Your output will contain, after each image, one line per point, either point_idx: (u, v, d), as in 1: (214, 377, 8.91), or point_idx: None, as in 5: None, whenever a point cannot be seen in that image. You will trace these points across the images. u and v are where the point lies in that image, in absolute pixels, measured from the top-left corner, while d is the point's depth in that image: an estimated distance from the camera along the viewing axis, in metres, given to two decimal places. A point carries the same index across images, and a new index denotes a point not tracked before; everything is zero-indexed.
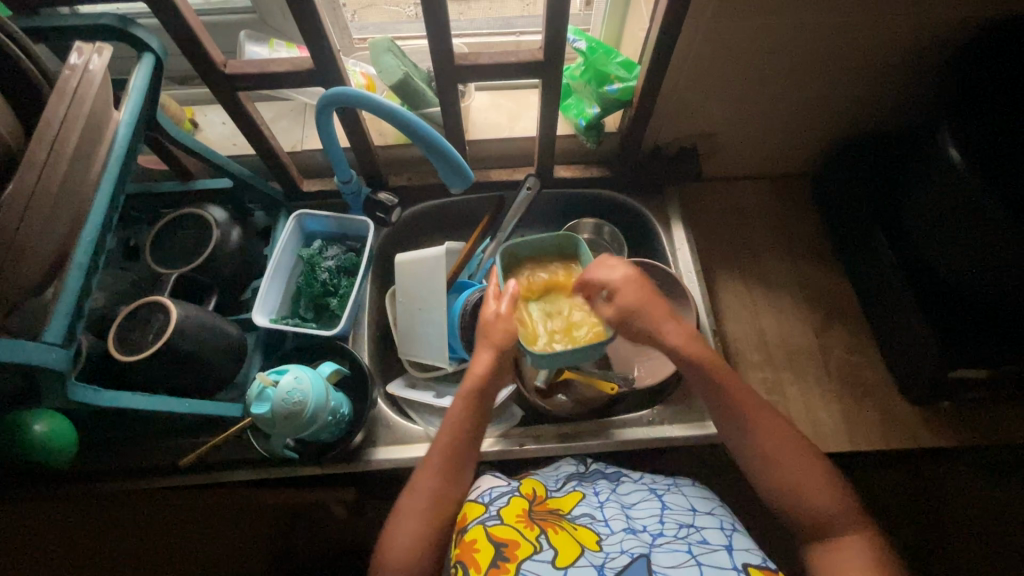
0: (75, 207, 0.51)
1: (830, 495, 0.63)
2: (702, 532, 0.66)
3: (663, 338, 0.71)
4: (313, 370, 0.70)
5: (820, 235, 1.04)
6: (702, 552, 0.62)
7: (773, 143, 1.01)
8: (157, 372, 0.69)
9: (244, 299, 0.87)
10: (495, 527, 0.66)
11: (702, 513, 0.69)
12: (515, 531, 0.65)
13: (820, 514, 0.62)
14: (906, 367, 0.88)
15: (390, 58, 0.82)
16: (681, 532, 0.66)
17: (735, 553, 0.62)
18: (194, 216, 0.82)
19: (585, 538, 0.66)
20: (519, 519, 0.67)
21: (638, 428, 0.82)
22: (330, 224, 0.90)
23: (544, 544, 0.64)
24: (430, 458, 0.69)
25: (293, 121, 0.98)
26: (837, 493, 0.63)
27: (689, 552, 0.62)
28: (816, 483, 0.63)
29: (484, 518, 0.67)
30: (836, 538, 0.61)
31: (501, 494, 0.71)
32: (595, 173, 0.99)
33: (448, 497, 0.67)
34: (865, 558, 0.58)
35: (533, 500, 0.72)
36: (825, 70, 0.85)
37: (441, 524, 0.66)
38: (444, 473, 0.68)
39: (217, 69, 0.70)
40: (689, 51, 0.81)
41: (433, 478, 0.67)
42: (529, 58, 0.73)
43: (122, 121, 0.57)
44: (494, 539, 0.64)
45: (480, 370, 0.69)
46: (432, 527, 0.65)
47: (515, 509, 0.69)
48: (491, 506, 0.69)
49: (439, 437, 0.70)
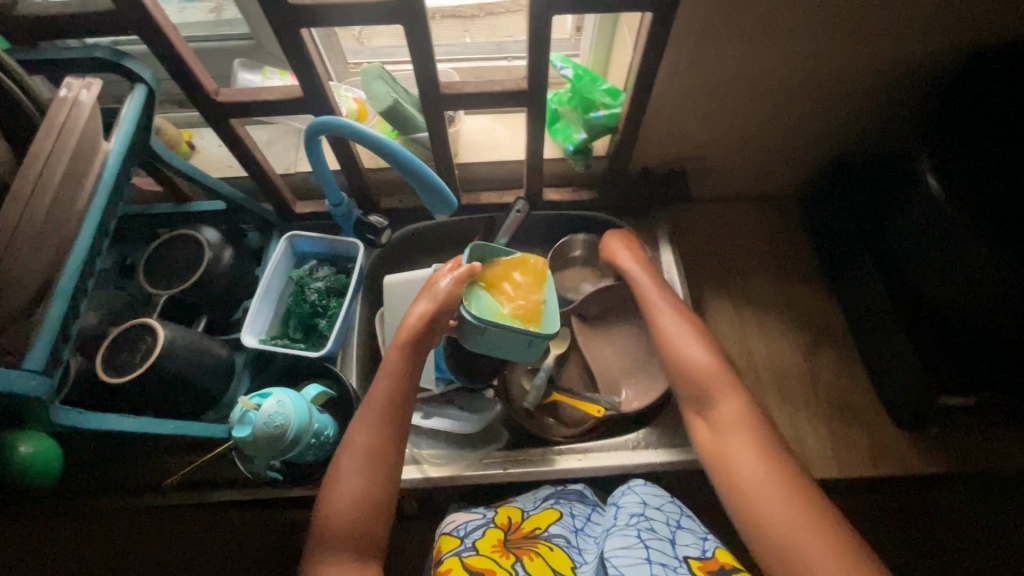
0: (61, 236, 0.52)
1: (708, 371, 0.70)
2: (651, 521, 0.66)
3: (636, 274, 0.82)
4: (296, 393, 0.71)
5: (810, 257, 1.05)
6: (650, 538, 0.63)
7: (760, 165, 1.01)
8: (144, 393, 0.69)
9: (234, 319, 0.88)
10: (470, 557, 0.66)
11: (652, 506, 0.69)
12: (492, 560, 0.65)
13: (698, 391, 0.69)
14: (893, 391, 0.87)
15: (380, 84, 0.83)
16: (631, 520, 0.67)
17: (677, 546, 0.63)
18: (186, 238, 0.83)
19: (560, 559, 0.67)
20: (496, 549, 0.67)
21: (623, 452, 0.82)
22: (320, 245, 0.91)
23: (520, 571, 0.64)
24: (364, 414, 0.68)
25: (287, 144, 1.00)
26: (714, 368, 0.70)
27: (638, 536, 0.63)
28: (699, 363, 0.70)
29: (459, 551, 0.67)
30: (713, 411, 0.68)
31: (476, 527, 0.72)
32: (585, 196, 1.00)
33: (387, 448, 0.66)
34: (741, 423, 0.65)
35: (509, 529, 0.72)
36: (808, 96, 0.87)
37: (382, 478, 0.65)
38: (380, 427, 0.67)
39: (209, 97, 0.72)
40: (673, 78, 0.82)
41: (370, 432, 0.66)
42: (513, 87, 0.75)
43: (111, 151, 0.59)
44: (470, 568, 0.63)
45: (415, 320, 0.71)
46: (373, 482, 0.64)
47: (490, 540, 0.69)
48: (466, 539, 0.70)
49: (374, 392, 0.69)
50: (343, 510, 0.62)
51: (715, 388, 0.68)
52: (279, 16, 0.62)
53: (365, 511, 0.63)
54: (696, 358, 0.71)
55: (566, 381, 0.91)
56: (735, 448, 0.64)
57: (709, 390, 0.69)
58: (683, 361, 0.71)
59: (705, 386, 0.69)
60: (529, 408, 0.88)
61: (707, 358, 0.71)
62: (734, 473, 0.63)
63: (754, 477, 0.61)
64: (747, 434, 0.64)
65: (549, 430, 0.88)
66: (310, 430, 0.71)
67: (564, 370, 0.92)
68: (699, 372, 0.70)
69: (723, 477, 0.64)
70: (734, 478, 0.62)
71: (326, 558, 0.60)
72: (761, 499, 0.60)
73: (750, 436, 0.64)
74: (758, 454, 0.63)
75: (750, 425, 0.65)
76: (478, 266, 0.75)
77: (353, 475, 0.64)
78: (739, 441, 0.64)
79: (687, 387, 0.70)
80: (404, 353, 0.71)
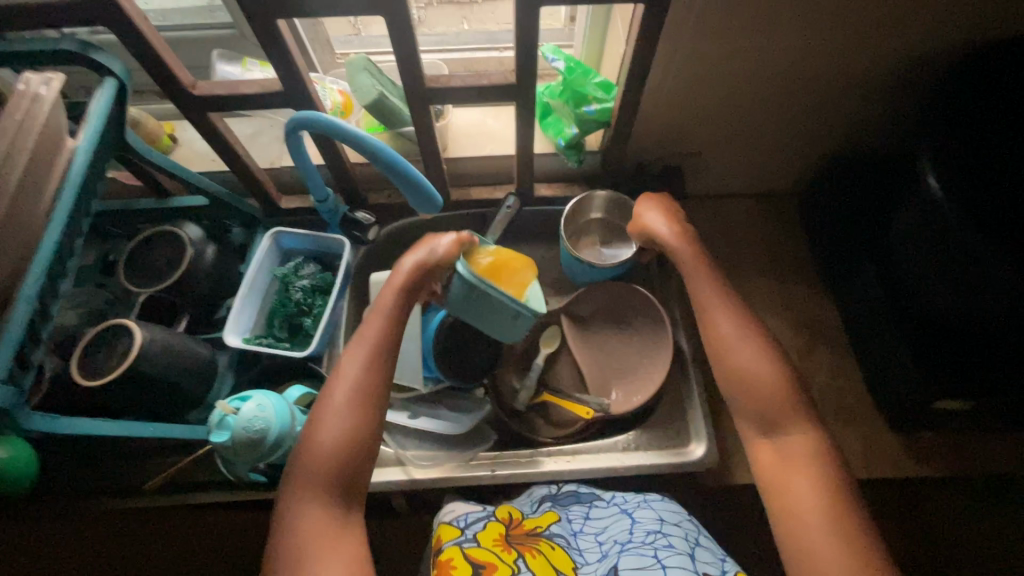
0: (21, 240, 0.51)
1: (778, 393, 0.65)
2: (669, 537, 0.66)
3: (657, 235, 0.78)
4: (276, 395, 0.69)
5: (807, 255, 1.03)
6: (667, 555, 0.62)
7: (757, 161, 0.99)
8: (121, 395, 0.68)
9: (218, 317, 0.86)
10: (471, 548, 0.64)
11: (669, 523, 0.68)
12: (492, 553, 0.63)
13: (765, 413, 0.65)
14: (887, 392, 0.86)
15: (366, 76, 0.80)
16: (648, 538, 0.66)
17: (697, 561, 0.62)
18: (167, 234, 0.81)
19: (561, 560, 0.65)
20: (496, 543, 0.65)
21: (615, 453, 0.81)
22: (305, 242, 0.89)
23: (522, 567, 0.62)
24: (353, 353, 0.65)
25: (272, 138, 0.98)
26: (781, 392, 0.65)
27: (654, 556, 0.62)
28: (764, 387, 0.66)
29: (460, 541, 0.65)
30: (780, 440, 0.64)
31: (477, 519, 0.70)
32: (577, 191, 0.98)
33: (374, 396, 0.63)
34: (808, 460, 0.62)
35: (510, 524, 0.70)
36: (807, 90, 0.84)
37: (366, 421, 0.62)
38: (369, 366, 0.64)
39: (185, 90, 0.69)
40: (666, 72, 0.80)
41: (358, 370, 0.64)
42: (501, 82, 0.72)
43: (78, 149, 0.57)
44: (471, 559, 0.62)
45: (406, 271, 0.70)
46: (358, 423, 0.61)
47: (491, 533, 0.67)
48: (467, 530, 0.67)
49: (364, 332, 0.67)
50: (325, 449, 0.60)
51: (784, 415, 0.64)
52: (253, 10, 0.60)
53: (348, 453, 0.60)
54: (760, 375, 0.66)
55: (558, 380, 0.90)
56: (799, 485, 0.60)
57: (779, 416, 0.65)
58: (749, 379, 0.67)
59: (775, 412, 0.65)
60: (520, 408, 0.87)
61: (778, 382, 0.66)
62: (789, 507, 0.60)
63: (810, 516, 0.58)
64: (812, 474, 0.61)
65: (537, 430, 0.87)
66: (295, 432, 0.69)
67: (555, 369, 0.91)
68: (769, 397, 0.65)
69: (777, 506, 0.61)
70: (788, 512, 0.60)
71: (303, 498, 0.58)
72: (809, 538, 0.57)
73: (814, 473, 0.61)
74: (821, 494, 0.59)
75: (818, 459, 0.62)
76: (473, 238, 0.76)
77: (337, 414, 0.61)
78: (802, 479, 0.61)
79: (754, 405, 0.66)
80: (398, 294, 0.69)
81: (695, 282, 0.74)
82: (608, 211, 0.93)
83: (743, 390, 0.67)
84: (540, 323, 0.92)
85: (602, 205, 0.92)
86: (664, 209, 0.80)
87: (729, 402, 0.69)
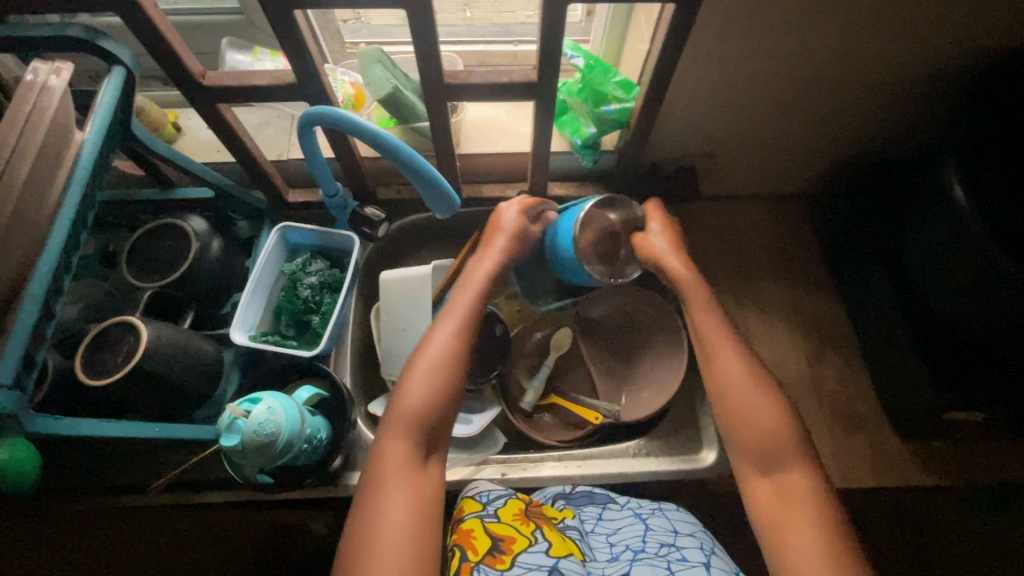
0: (29, 236, 0.49)
1: (777, 436, 0.65)
2: (682, 551, 0.66)
3: (673, 273, 0.76)
4: (286, 397, 0.68)
5: (819, 259, 1.02)
6: (680, 568, 0.63)
7: (774, 162, 0.97)
8: (127, 394, 0.66)
9: (224, 313, 0.84)
10: (493, 523, 0.64)
11: (684, 534, 0.68)
12: (511, 527, 0.64)
13: (771, 452, 0.64)
14: (900, 407, 0.85)
15: (379, 69, 0.79)
16: (662, 550, 0.66)
17: (712, 570, 0.63)
18: (171, 227, 0.78)
19: (573, 546, 0.65)
20: (516, 517, 0.66)
21: (625, 461, 0.79)
22: (314, 237, 0.87)
23: (539, 537, 0.63)
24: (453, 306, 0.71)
25: (279, 129, 0.95)
26: (786, 433, 0.64)
27: (668, 568, 0.63)
28: (768, 425, 0.65)
29: (481, 515, 0.66)
30: (781, 479, 0.63)
31: (498, 496, 0.69)
32: (590, 191, 0.96)
33: (464, 348, 0.69)
34: (805, 501, 0.61)
35: (529, 501, 0.70)
36: (829, 92, 0.82)
37: (453, 370, 0.67)
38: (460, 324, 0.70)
39: (195, 80, 0.67)
40: (689, 74, 0.78)
41: (451, 330, 0.69)
42: (522, 78, 0.70)
43: (85, 142, 0.55)
44: (492, 534, 0.63)
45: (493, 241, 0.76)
46: (444, 378, 0.66)
47: (511, 509, 0.67)
48: (489, 505, 0.67)
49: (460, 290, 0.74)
50: (416, 394, 0.65)
51: (786, 453, 0.64)
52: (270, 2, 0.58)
53: (438, 398, 0.65)
54: (758, 405, 0.66)
55: (565, 382, 0.91)
56: (797, 531, 0.60)
57: (782, 454, 0.64)
58: (748, 423, 0.66)
59: (776, 450, 0.64)
60: (528, 409, 0.88)
61: (778, 413, 0.65)
62: (790, 551, 0.59)
63: (811, 560, 0.58)
64: (809, 512, 0.60)
65: (544, 431, 0.87)
66: (302, 435, 0.68)
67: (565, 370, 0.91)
68: (771, 436, 0.65)
69: (773, 543, 0.61)
70: (791, 558, 0.59)
71: (396, 427, 0.63)
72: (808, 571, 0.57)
73: (816, 514, 0.60)
74: (821, 544, 0.58)
75: (818, 497, 0.61)
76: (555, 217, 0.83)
77: (428, 366, 0.66)
78: (803, 522, 0.60)
79: (763, 445, 0.64)
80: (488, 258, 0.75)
81: (696, 312, 0.73)
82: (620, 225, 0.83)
83: (757, 401, 0.67)
84: (552, 325, 0.92)
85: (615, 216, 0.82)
86: (670, 239, 0.79)
87: (725, 434, 0.68)
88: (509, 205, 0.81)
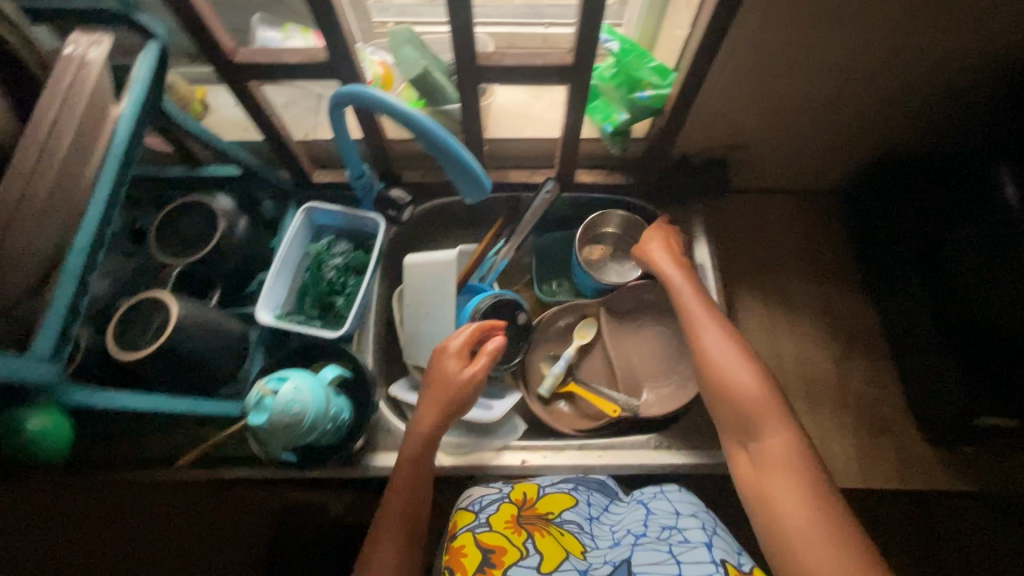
0: (69, 211, 0.50)
1: (755, 398, 0.65)
2: (684, 532, 0.64)
3: (669, 278, 0.79)
4: (313, 377, 0.68)
5: (849, 257, 0.99)
6: (682, 551, 0.61)
7: (808, 158, 0.95)
8: (156, 369, 0.67)
9: (249, 292, 0.85)
10: (484, 534, 0.65)
11: (686, 515, 0.66)
12: (503, 537, 0.64)
13: (746, 419, 0.65)
14: (923, 395, 0.85)
15: (410, 50, 0.78)
16: (663, 533, 0.64)
17: (714, 550, 0.60)
18: (199, 205, 0.79)
19: (570, 543, 0.65)
20: (507, 524, 0.66)
21: (644, 452, 0.80)
22: (338, 219, 0.87)
23: (531, 550, 0.63)
24: (389, 516, 0.67)
25: (306, 108, 0.95)
26: (762, 399, 0.65)
27: (669, 551, 0.61)
28: (752, 399, 0.65)
29: (473, 526, 0.66)
30: (758, 445, 0.63)
31: (492, 501, 0.70)
32: (618, 180, 0.94)
33: (409, 558, 0.65)
34: (790, 459, 0.61)
35: (523, 505, 0.70)
36: (871, 85, 0.79)
37: None
38: (401, 535, 0.66)
39: (228, 58, 0.66)
40: (727, 62, 0.76)
41: (393, 544, 0.65)
42: (557, 61, 0.68)
43: (121, 116, 0.55)
44: (482, 546, 0.63)
45: (424, 427, 0.70)
46: None
47: (504, 515, 0.67)
48: (481, 513, 0.68)
49: (394, 492, 0.68)
50: None
51: (761, 417, 0.64)
52: None
53: None
54: (744, 384, 0.66)
55: (586, 372, 0.90)
56: (779, 490, 0.60)
57: (759, 419, 0.64)
58: (732, 390, 0.66)
59: (750, 417, 0.64)
60: (545, 395, 0.87)
61: (756, 382, 0.66)
62: (778, 513, 0.59)
63: (803, 520, 0.57)
64: (791, 468, 0.60)
65: (564, 420, 0.87)
66: (327, 417, 0.68)
67: (586, 360, 0.90)
68: (744, 403, 0.65)
69: (761, 508, 0.60)
70: (776, 521, 0.58)
71: None
72: (801, 536, 0.56)
73: (798, 474, 0.60)
74: (805, 502, 0.58)
75: (797, 459, 0.61)
76: (502, 344, 0.73)
77: None
78: (785, 479, 0.60)
79: (729, 415, 0.66)
80: (421, 446, 0.70)
81: (690, 309, 0.75)
82: (623, 229, 0.93)
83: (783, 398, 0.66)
84: (576, 314, 0.91)
85: (618, 222, 0.92)
86: (664, 240, 0.83)
87: (715, 418, 0.68)
88: (441, 361, 0.73)
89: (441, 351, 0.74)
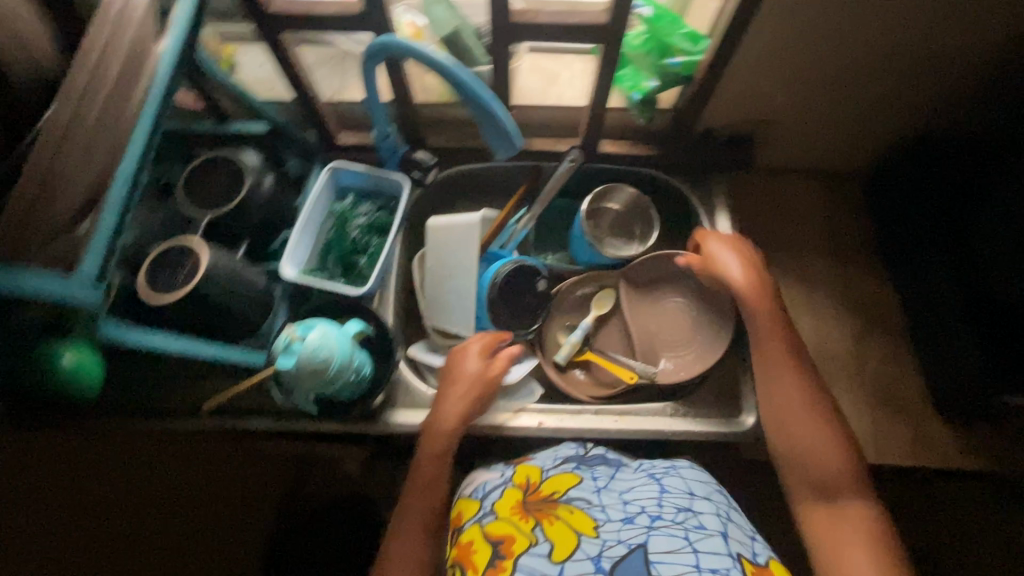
0: (111, 141, 0.51)
1: (831, 460, 0.66)
2: (699, 517, 0.64)
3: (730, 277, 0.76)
4: (338, 328, 0.69)
5: (871, 236, 0.99)
6: (698, 538, 0.61)
7: (833, 135, 0.94)
8: (185, 313, 0.68)
9: (272, 249, 0.85)
10: (490, 525, 0.65)
11: (699, 497, 0.67)
12: (511, 526, 0.64)
13: (823, 478, 0.65)
14: (941, 375, 0.85)
15: (441, 9, 0.79)
16: (678, 515, 0.64)
17: (729, 541, 0.61)
18: (227, 159, 0.79)
19: (580, 522, 0.64)
20: (514, 512, 0.65)
21: (660, 419, 0.80)
22: (362, 179, 0.87)
23: (541, 537, 0.62)
24: (413, 503, 0.69)
25: (332, 70, 0.94)
26: (822, 436, 0.66)
27: (686, 539, 0.61)
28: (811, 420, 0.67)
29: (478, 518, 0.66)
30: (837, 505, 0.63)
31: (494, 488, 0.70)
32: (641, 151, 0.95)
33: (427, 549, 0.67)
34: (862, 523, 0.62)
35: (526, 489, 0.68)
36: (902, 59, 0.79)
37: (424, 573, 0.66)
38: (421, 527, 0.68)
39: (263, 7, 0.67)
40: (760, 30, 0.75)
41: (414, 531, 0.67)
42: (590, 20, 0.68)
43: (164, 53, 0.56)
44: (490, 538, 0.63)
45: (446, 426, 0.72)
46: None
47: (508, 502, 0.67)
48: (484, 503, 0.69)
49: (417, 483, 0.70)
50: None
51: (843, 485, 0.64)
52: None
53: None
54: (814, 427, 0.67)
55: (603, 341, 0.90)
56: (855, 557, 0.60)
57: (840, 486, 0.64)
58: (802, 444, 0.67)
59: (834, 479, 0.64)
60: (562, 363, 0.87)
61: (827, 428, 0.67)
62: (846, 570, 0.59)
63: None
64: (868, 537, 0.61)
65: (579, 386, 0.88)
66: (352, 366, 0.69)
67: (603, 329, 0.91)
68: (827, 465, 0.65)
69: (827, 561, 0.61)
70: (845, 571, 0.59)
71: None
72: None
73: (870, 537, 0.61)
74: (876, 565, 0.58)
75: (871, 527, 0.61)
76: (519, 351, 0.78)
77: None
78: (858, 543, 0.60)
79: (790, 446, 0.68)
80: (443, 441, 0.72)
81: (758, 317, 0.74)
82: (629, 207, 0.91)
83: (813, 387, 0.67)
84: (595, 283, 0.92)
85: (626, 198, 0.91)
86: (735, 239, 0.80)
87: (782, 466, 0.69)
88: (464, 360, 0.76)
89: (462, 352, 0.77)
